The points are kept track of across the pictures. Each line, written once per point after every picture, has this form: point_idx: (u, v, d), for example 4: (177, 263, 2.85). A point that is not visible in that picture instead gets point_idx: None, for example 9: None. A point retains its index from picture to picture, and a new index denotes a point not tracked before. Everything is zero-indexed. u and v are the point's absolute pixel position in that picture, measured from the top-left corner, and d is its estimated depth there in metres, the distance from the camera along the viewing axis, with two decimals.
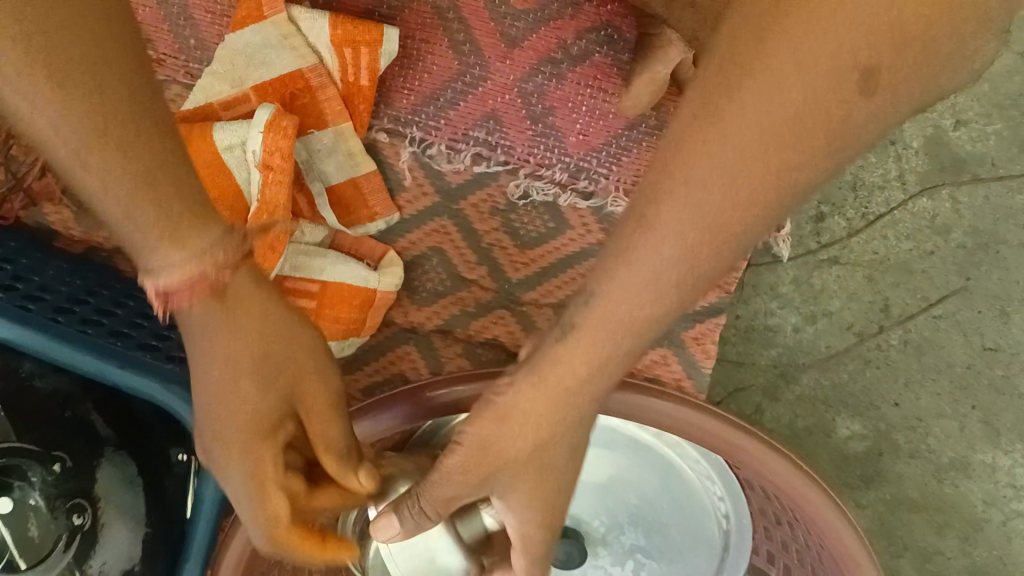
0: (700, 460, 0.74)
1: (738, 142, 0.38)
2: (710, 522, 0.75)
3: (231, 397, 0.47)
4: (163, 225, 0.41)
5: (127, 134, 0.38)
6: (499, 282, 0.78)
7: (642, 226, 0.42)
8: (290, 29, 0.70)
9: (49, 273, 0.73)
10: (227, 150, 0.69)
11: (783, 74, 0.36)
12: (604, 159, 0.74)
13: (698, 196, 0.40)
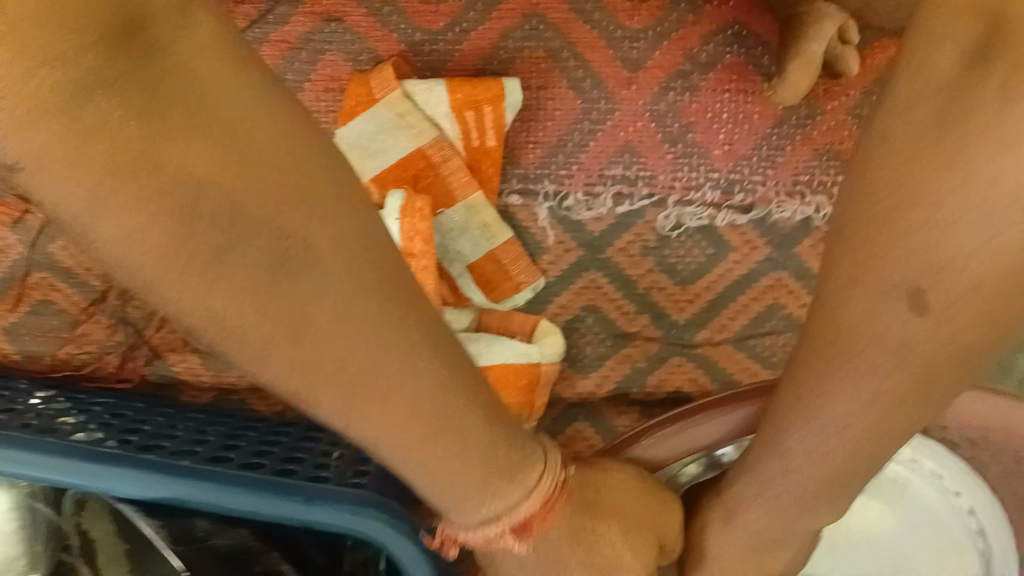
0: (939, 472, 0.67)
1: (843, 385, 0.38)
2: (963, 547, 0.66)
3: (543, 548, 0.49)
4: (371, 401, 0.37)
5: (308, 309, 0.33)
6: (664, 327, 0.70)
7: (813, 409, 0.40)
8: (404, 107, 0.64)
9: (188, 425, 0.66)
10: None
11: (861, 310, 0.36)
12: (758, 165, 0.67)
13: (862, 394, 0.38)
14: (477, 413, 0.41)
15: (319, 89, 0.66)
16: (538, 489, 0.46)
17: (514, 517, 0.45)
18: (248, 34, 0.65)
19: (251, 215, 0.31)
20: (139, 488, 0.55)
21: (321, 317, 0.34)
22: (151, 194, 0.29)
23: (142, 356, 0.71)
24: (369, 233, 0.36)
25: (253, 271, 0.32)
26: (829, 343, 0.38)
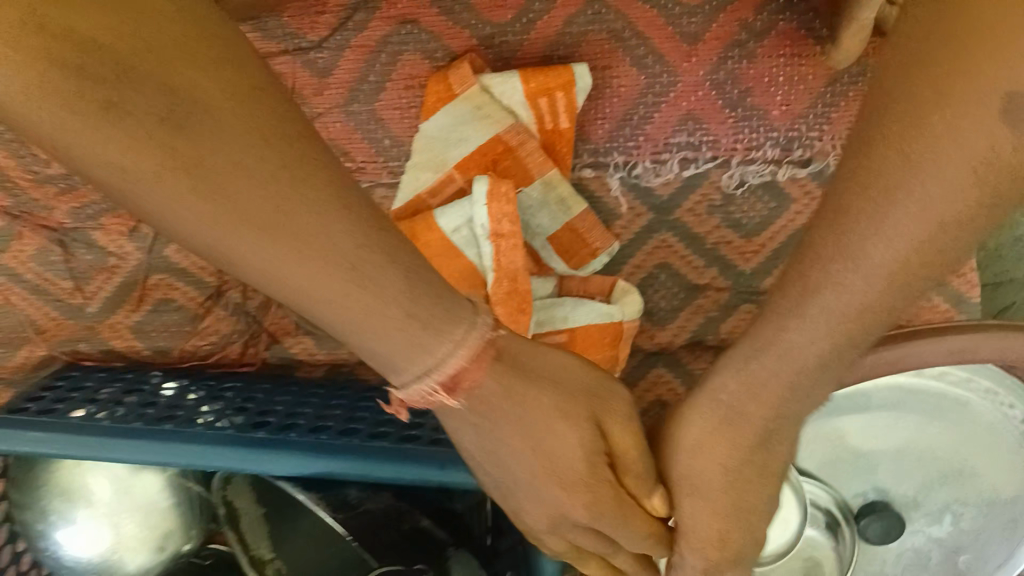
0: (975, 377, 0.74)
1: (857, 251, 0.43)
2: (1009, 438, 0.74)
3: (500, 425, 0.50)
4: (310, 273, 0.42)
5: (223, 183, 0.40)
6: (733, 277, 0.75)
7: (823, 287, 0.44)
8: (482, 100, 0.69)
9: (313, 399, 0.73)
10: (453, 232, 0.70)
11: (906, 189, 0.41)
12: (815, 122, 0.71)
13: (876, 254, 0.42)
14: (417, 300, 0.46)
15: (400, 88, 0.71)
16: (451, 346, 0.47)
17: (418, 368, 0.47)
18: (330, 43, 0.71)
19: (191, 95, 0.38)
20: (295, 464, 0.62)
21: (240, 182, 0.40)
22: (100, 106, 0.36)
23: (260, 343, 0.77)
24: (310, 166, 0.42)
25: (186, 154, 0.38)
26: (844, 221, 0.43)
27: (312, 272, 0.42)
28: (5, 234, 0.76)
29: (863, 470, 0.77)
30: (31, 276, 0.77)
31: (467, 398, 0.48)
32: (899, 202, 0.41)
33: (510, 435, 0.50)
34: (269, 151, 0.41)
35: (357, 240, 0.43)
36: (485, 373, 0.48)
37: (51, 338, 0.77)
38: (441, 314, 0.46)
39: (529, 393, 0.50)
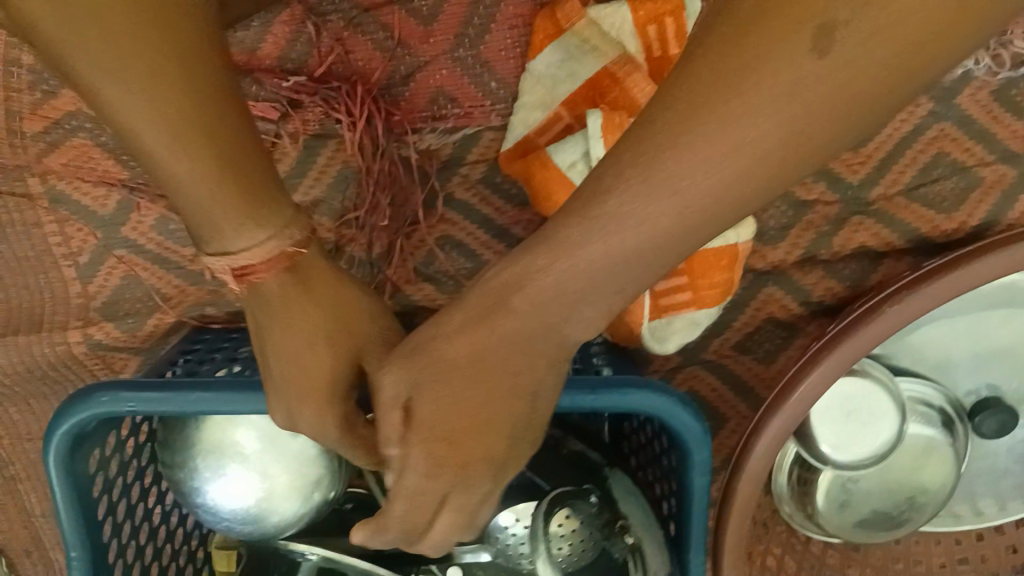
0: None
1: (681, 186, 0.39)
2: None
3: (304, 352, 0.52)
4: (212, 182, 0.46)
5: (153, 80, 0.43)
6: (841, 190, 0.76)
7: (660, 189, 0.40)
8: (592, 35, 0.71)
9: None
10: (569, 168, 0.70)
11: (736, 129, 0.38)
12: None
13: (689, 185, 0.39)
14: (209, 161, 0.46)
15: (505, 29, 0.72)
16: (272, 234, 0.49)
17: (257, 252, 0.48)
18: None
19: (107, 27, 0.41)
20: None
21: (146, 85, 0.43)
22: (73, 12, 0.41)
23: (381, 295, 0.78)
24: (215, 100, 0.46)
25: (148, 78, 0.43)
26: (612, 185, 0.41)
27: (200, 155, 0.46)
28: (124, 207, 0.77)
29: (979, 367, 0.79)
30: (153, 247, 0.79)
31: (248, 288, 0.50)
32: (735, 128, 0.37)
33: (296, 351, 0.52)
34: (184, 99, 0.44)
35: (230, 146, 0.47)
36: (271, 275, 0.50)
37: (179, 305, 0.81)
38: (257, 208, 0.48)
39: (307, 316, 0.52)
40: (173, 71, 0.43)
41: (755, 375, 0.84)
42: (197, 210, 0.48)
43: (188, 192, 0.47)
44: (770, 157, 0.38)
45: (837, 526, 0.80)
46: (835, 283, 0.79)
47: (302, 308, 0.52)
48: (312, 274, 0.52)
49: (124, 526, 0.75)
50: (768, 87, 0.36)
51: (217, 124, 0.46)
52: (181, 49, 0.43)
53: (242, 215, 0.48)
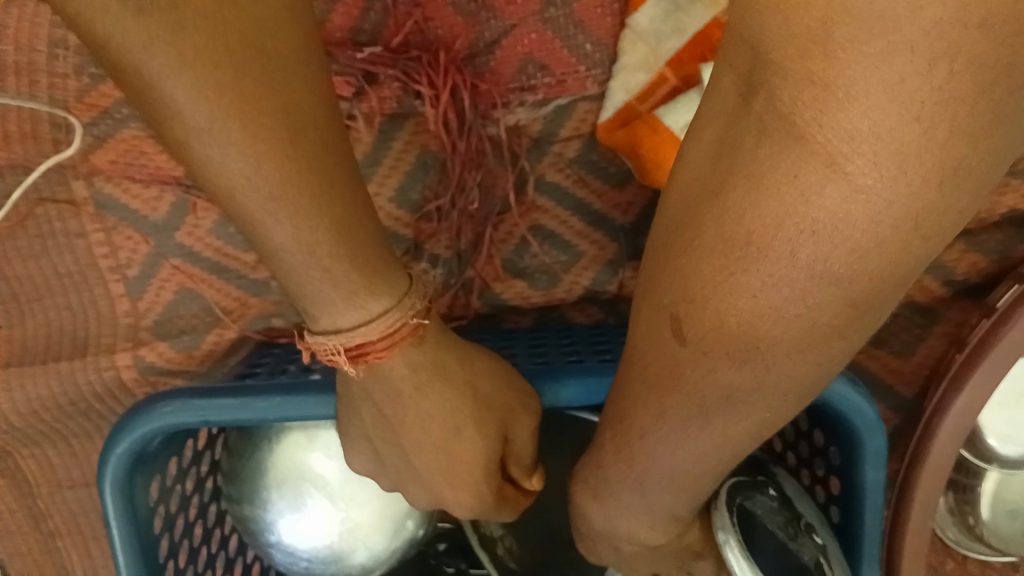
0: None
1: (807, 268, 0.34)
2: None
3: (431, 419, 0.51)
4: (330, 253, 0.46)
5: (278, 149, 0.41)
6: None
7: (766, 271, 0.35)
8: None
9: (547, 341, 0.69)
10: (684, 132, 0.62)
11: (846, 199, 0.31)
12: None
13: (690, 392, 0.41)
14: (325, 240, 0.45)
15: None
16: (390, 306, 0.49)
17: (377, 326, 0.49)
18: None
19: (255, 109, 0.40)
20: (583, 392, 0.59)
21: (272, 166, 0.42)
22: (212, 87, 0.39)
23: (471, 292, 0.71)
24: (326, 170, 0.44)
25: (272, 151, 0.41)
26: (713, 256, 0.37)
27: (309, 225, 0.44)
28: (177, 210, 0.69)
29: None
30: (210, 253, 0.70)
31: (365, 368, 0.50)
32: (718, 349, 0.38)
33: (426, 423, 0.51)
34: (299, 173, 0.43)
35: (331, 222, 0.45)
36: (396, 356, 0.50)
37: (241, 318, 0.72)
38: (370, 280, 0.48)
39: (436, 398, 0.51)
40: (293, 167, 0.42)
41: (885, 367, 0.75)
42: (307, 278, 0.47)
43: (296, 263, 0.46)
44: (818, 326, 0.36)
45: (1007, 540, 0.71)
46: (981, 257, 0.70)
47: (434, 399, 0.51)
48: (438, 359, 0.51)
49: (187, 574, 0.65)
50: (737, 304, 0.36)
51: (349, 221, 0.46)
52: (308, 143, 0.42)
53: (361, 286, 0.48)
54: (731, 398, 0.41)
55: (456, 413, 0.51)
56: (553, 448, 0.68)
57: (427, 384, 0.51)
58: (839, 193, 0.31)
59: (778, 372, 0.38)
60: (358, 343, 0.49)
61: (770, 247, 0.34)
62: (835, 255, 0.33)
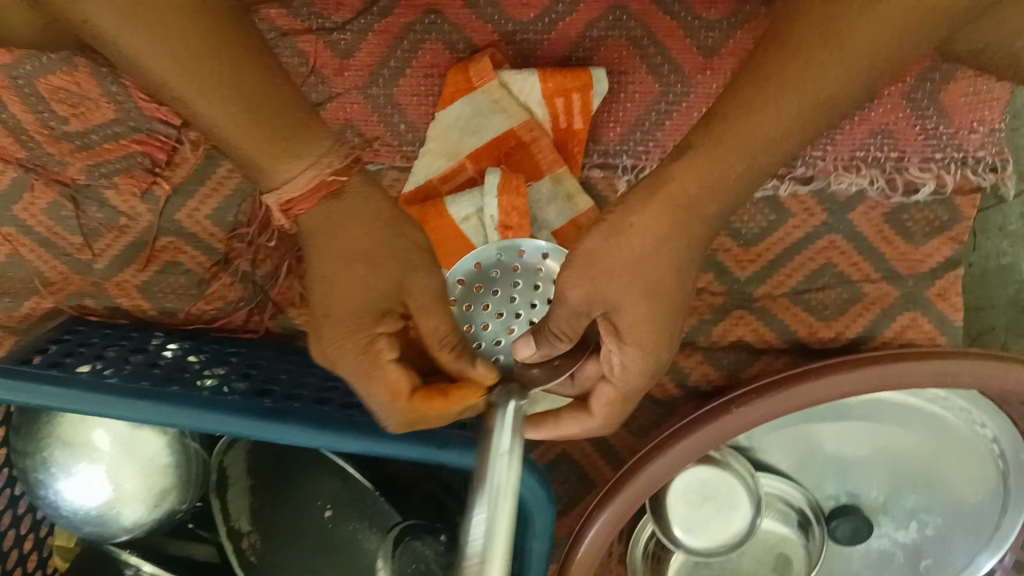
0: (949, 398, 0.79)
1: (792, 111, 0.52)
2: (978, 450, 0.80)
3: (341, 240, 0.57)
4: (251, 126, 0.55)
5: (174, 23, 0.51)
6: (728, 283, 0.78)
7: (774, 111, 0.52)
8: (500, 97, 0.70)
9: (317, 374, 0.76)
10: (463, 220, 0.70)
11: (835, 65, 0.51)
12: (818, 141, 0.73)
13: (736, 173, 0.53)
14: (235, 110, 0.55)
15: (420, 75, 0.72)
16: (309, 165, 0.56)
17: (299, 183, 0.56)
18: (354, 25, 0.71)
19: None
20: (302, 436, 0.65)
21: (165, 41, 0.52)
22: None
23: (266, 312, 0.78)
24: (229, 54, 0.54)
25: (168, 31, 0.51)
26: (750, 107, 0.52)
27: (220, 96, 0.54)
28: (16, 186, 0.76)
29: (838, 474, 0.82)
30: (42, 230, 0.77)
31: (296, 219, 0.58)
32: (757, 130, 0.52)
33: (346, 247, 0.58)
34: (212, 52, 0.53)
35: (238, 83, 0.54)
36: (313, 204, 0.57)
37: (58, 292, 0.79)
38: (290, 140, 0.56)
39: (344, 237, 0.58)
40: (184, 40, 0.52)
41: (622, 443, 0.85)
42: (241, 152, 0.56)
43: (221, 131, 0.55)
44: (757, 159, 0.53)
45: None
46: (713, 371, 0.81)
47: (344, 225, 0.57)
48: (347, 204, 0.58)
49: None
50: (777, 126, 0.52)
51: (262, 92, 0.55)
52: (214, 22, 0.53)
53: (274, 147, 0.56)
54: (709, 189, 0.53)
55: (369, 252, 0.57)
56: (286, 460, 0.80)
57: (342, 214, 0.57)
58: (834, 62, 0.51)
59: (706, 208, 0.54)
60: (289, 200, 0.56)
61: (777, 95, 0.51)
62: (809, 104, 0.52)
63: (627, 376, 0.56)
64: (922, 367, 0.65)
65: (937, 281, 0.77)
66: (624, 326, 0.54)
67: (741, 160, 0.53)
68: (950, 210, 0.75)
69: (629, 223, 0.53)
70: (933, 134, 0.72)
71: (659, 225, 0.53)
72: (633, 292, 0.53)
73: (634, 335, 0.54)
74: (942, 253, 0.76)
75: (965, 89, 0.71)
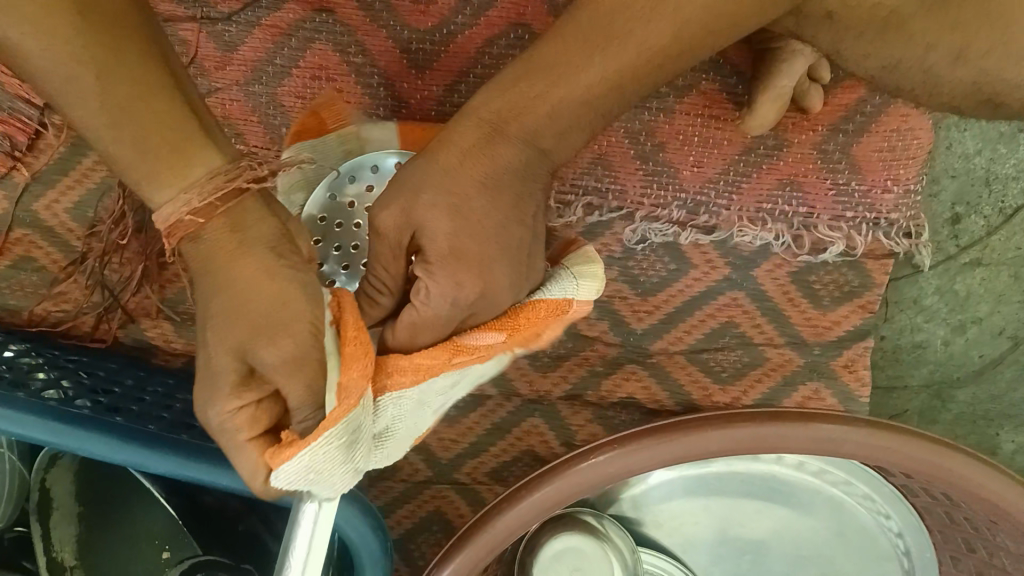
0: (852, 482, 0.72)
1: (596, 74, 0.49)
2: (879, 538, 0.73)
3: (238, 307, 0.46)
4: (150, 149, 0.45)
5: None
6: (623, 335, 0.72)
7: (580, 64, 0.48)
8: (354, 141, 0.64)
9: (159, 390, 0.69)
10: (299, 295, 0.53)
11: (647, 28, 0.47)
12: (724, 189, 0.69)
13: (534, 125, 0.51)
14: (125, 118, 0.44)
15: (306, 77, 0.67)
16: (198, 179, 0.46)
17: (166, 207, 0.46)
18: (240, 17, 0.67)
19: None
20: (106, 449, 0.57)
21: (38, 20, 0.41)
22: None
23: (115, 320, 0.72)
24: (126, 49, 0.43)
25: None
26: (560, 62, 0.49)
27: (113, 99, 0.43)
28: None
29: (731, 555, 0.75)
30: None
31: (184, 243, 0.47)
32: (556, 83, 0.49)
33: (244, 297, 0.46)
34: (110, 50, 0.43)
35: (135, 91, 0.44)
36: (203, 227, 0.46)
37: None
38: (178, 147, 0.45)
39: (234, 288, 0.46)
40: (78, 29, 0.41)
41: None
42: (130, 161, 0.45)
43: (116, 150, 0.45)
44: (564, 123, 0.51)
45: None
46: (599, 430, 0.75)
47: (239, 271, 0.46)
48: (220, 255, 0.47)
49: None
50: (580, 84, 0.49)
51: (157, 109, 0.45)
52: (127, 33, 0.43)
53: (161, 162, 0.45)
54: (526, 141, 0.51)
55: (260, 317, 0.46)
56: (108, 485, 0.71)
57: (236, 266, 0.47)
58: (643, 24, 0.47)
59: (514, 155, 0.51)
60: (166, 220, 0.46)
61: (585, 53, 0.48)
62: (611, 71, 0.48)
63: (436, 308, 0.49)
64: (804, 432, 0.61)
65: (844, 352, 0.71)
66: (433, 249, 0.50)
67: (543, 114, 0.50)
68: (861, 275, 0.70)
69: (451, 156, 0.51)
70: (845, 189, 0.68)
71: (463, 146, 0.51)
72: (439, 206, 0.50)
73: (441, 254, 0.50)
74: (851, 322, 0.71)
75: (879, 144, 0.67)
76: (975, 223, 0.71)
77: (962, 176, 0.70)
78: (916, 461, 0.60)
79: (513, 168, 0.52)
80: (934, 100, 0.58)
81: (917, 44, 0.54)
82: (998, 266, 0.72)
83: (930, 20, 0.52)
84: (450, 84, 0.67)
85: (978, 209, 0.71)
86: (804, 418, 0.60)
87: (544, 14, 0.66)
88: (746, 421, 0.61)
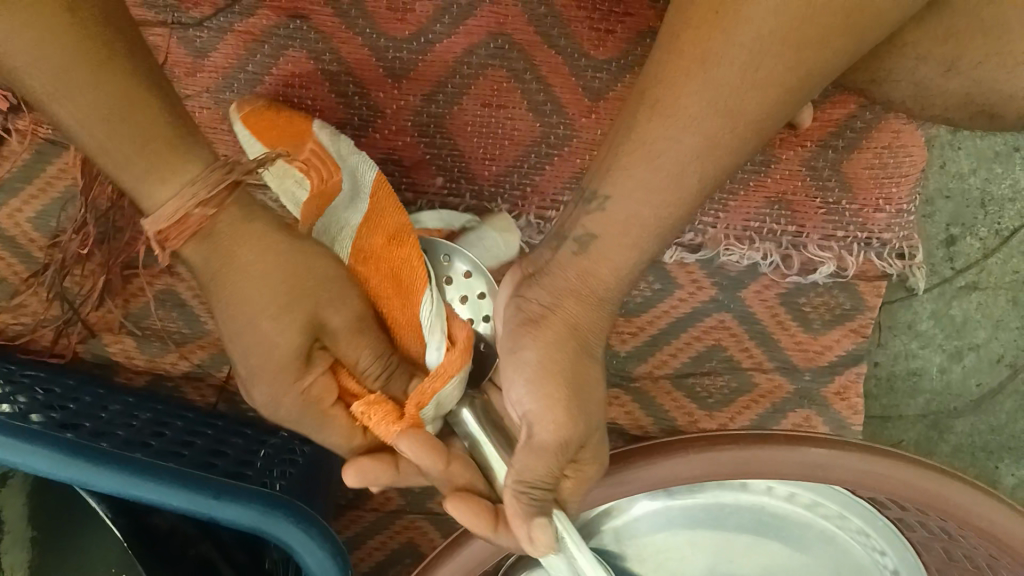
0: (845, 517, 0.68)
1: (676, 185, 0.45)
2: None
3: (251, 288, 0.49)
4: (153, 174, 0.46)
5: (135, 109, 0.45)
6: (606, 357, 0.69)
7: (652, 176, 0.45)
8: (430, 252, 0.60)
9: (115, 408, 0.66)
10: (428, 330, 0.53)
11: (716, 131, 0.44)
12: (710, 207, 0.66)
13: (624, 258, 0.48)
14: (158, 183, 0.46)
15: (278, 85, 0.65)
16: (178, 190, 0.47)
17: (164, 211, 0.46)
18: (213, 23, 0.65)
19: (89, 54, 0.43)
20: (48, 466, 0.52)
21: (156, 128, 0.46)
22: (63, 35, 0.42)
23: (75, 334, 0.69)
24: (132, 120, 0.45)
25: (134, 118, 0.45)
26: (635, 192, 0.46)
27: (133, 160, 0.46)
28: None
29: None
30: None
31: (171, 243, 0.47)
32: (641, 212, 0.46)
33: (248, 274, 0.49)
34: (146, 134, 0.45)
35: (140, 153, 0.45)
36: (188, 235, 0.47)
37: None
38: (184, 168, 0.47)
39: (240, 269, 0.49)
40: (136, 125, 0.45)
41: None
42: (129, 174, 0.46)
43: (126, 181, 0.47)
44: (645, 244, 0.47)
45: None
46: None
47: (255, 253, 0.49)
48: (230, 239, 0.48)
49: None
50: (661, 207, 0.46)
51: (141, 134, 0.45)
52: (88, 31, 0.42)
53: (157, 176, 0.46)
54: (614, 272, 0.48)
55: (304, 288, 0.50)
56: (55, 508, 0.67)
57: (239, 248, 0.48)
58: (703, 136, 0.44)
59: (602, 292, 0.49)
60: (161, 230, 0.46)
61: (658, 178, 0.45)
62: (692, 180, 0.45)
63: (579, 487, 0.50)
64: (791, 458, 0.59)
65: (837, 378, 0.68)
66: (581, 454, 0.49)
67: (630, 246, 0.48)
68: (853, 297, 0.67)
69: (556, 326, 0.49)
70: (836, 208, 0.66)
71: (571, 334, 0.49)
72: (574, 390, 0.48)
73: (590, 450, 0.49)
74: (844, 346, 0.68)
75: (870, 161, 0.65)
76: (970, 245, 0.69)
77: (957, 197, 0.69)
78: (908, 488, 0.57)
79: (607, 309, 0.50)
80: (928, 112, 0.56)
81: (907, 55, 0.52)
82: (994, 290, 0.70)
83: (919, 31, 0.51)
84: (428, 93, 0.65)
85: (974, 230, 0.69)
86: (785, 443, 0.59)
87: (526, 24, 0.64)
88: (729, 444, 0.59)
